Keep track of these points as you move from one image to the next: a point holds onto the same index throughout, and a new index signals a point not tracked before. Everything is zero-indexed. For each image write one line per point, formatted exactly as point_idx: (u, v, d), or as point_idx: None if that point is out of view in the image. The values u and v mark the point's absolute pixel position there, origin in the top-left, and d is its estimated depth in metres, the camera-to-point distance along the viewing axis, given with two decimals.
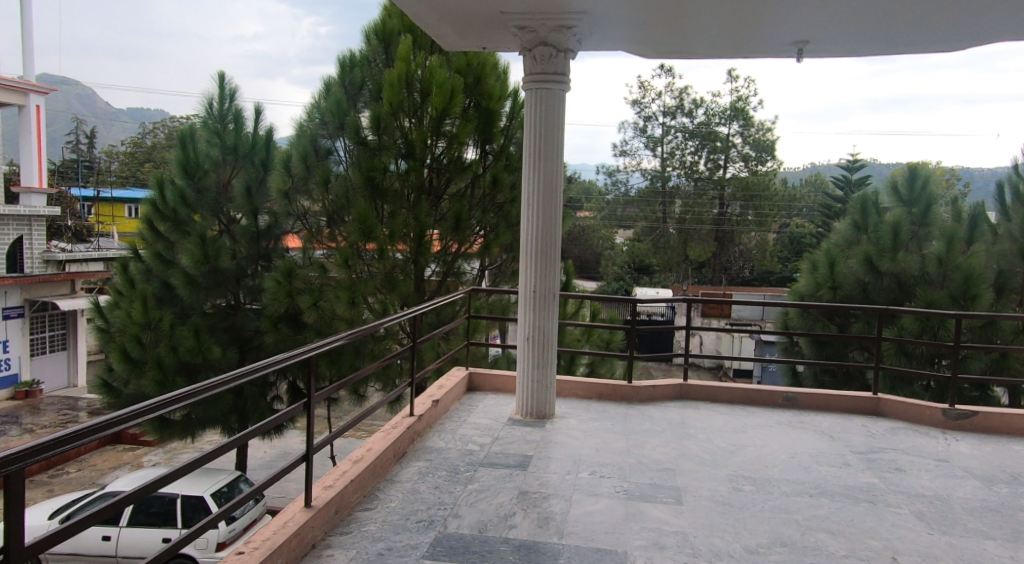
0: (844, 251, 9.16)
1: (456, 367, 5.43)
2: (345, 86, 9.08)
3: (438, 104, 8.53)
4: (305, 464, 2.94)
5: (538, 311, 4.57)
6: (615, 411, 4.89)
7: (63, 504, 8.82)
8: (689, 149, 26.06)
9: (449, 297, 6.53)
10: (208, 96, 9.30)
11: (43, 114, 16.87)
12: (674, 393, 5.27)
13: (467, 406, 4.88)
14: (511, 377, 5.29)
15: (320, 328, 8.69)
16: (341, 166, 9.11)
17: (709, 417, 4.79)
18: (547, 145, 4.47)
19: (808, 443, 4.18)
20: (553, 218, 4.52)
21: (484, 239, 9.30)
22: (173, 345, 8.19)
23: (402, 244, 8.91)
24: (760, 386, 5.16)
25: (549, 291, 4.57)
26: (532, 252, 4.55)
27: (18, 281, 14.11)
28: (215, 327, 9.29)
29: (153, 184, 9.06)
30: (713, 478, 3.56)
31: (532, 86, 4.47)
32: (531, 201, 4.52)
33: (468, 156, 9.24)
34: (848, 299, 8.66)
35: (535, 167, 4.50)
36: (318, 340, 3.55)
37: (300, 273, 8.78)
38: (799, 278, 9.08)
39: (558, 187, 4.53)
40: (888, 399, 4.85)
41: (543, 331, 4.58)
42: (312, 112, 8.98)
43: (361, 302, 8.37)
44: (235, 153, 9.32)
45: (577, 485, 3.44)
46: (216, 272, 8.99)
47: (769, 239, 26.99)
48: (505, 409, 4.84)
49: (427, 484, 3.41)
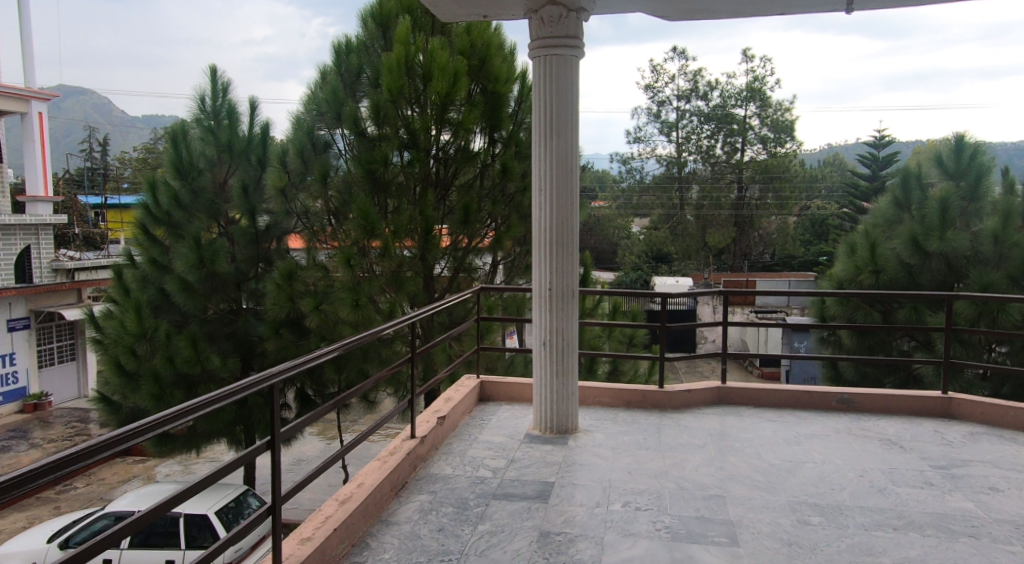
0: (885, 232, 8.48)
1: (466, 376, 4.88)
2: (341, 74, 8.53)
3: (441, 89, 7.95)
4: (271, 519, 2.40)
5: (555, 311, 4.00)
6: (646, 421, 4.33)
7: (64, 526, 8.41)
8: (705, 133, 25.52)
9: (469, 294, 5.95)
10: (200, 91, 8.87)
11: (45, 120, 16.54)
12: (712, 399, 4.69)
13: (479, 421, 4.32)
14: (527, 385, 4.75)
15: (326, 334, 8.18)
16: (341, 160, 8.58)
17: (754, 426, 4.21)
18: (558, 122, 3.89)
19: (876, 457, 3.59)
20: (568, 203, 3.94)
21: (495, 233, 8.80)
22: (169, 355, 7.69)
23: (409, 240, 8.38)
24: (809, 387, 4.57)
25: (567, 287, 3.99)
26: (545, 244, 3.98)
27: (22, 291, 13.77)
28: (217, 334, 8.82)
29: (144, 185, 8.59)
30: (772, 507, 2.98)
31: (539, 53, 3.88)
32: (544, 186, 3.95)
33: (475, 144, 8.67)
34: (891, 284, 7.99)
35: (545, 146, 3.92)
36: (318, 348, 3.10)
37: (302, 275, 8.27)
38: (837, 263, 8.43)
39: (575, 169, 3.94)
40: (961, 399, 4.26)
41: (561, 333, 4.01)
42: (308, 102, 8.42)
43: (368, 303, 7.85)
44: (230, 151, 8.87)
45: (609, 521, 2.88)
46: (214, 277, 8.48)
47: (790, 223, 26.29)
48: (522, 423, 4.28)
49: (430, 526, 2.86)
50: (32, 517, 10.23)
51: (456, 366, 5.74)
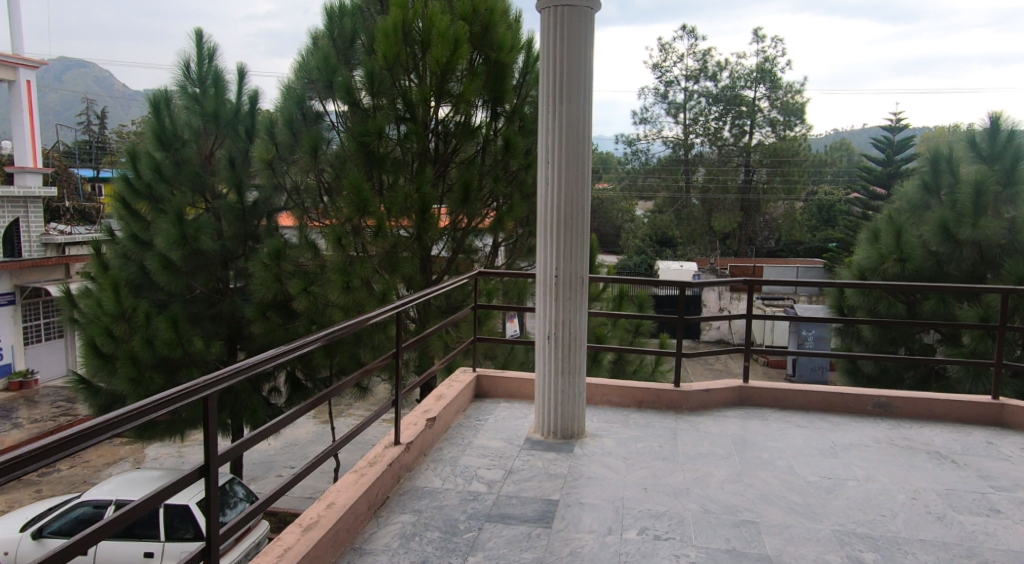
0: (912, 218, 8.10)
1: (462, 369, 4.45)
2: (334, 40, 7.96)
3: (440, 56, 7.41)
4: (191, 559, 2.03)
5: (561, 301, 3.53)
6: (661, 424, 3.88)
7: (40, 514, 8.02)
8: (713, 115, 25.04)
9: (470, 276, 5.45)
10: (184, 58, 8.34)
11: (35, 89, 15.96)
12: (733, 399, 4.25)
13: (474, 422, 3.87)
14: (528, 380, 4.31)
15: (316, 318, 7.72)
16: (333, 132, 8.02)
17: (783, 433, 3.76)
18: (569, 84, 3.39)
19: (928, 475, 3.13)
20: (579, 177, 3.45)
21: (497, 213, 8.33)
22: (148, 337, 7.20)
23: (405, 219, 7.90)
24: (842, 388, 4.14)
25: (576, 274, 3.51)
26: (550, 224, 3.49)
27: (6, 266, 13.31)
28: (201, 315, 8.36)
29: (125, 156, 8.09)
30: (816, 539, 2.53)
31: (549, 4, 3.39)
32: (551, 158, 3.46)
33: (477, 119, 8.18)
34: (917, 274, 7.55)
35: (554, 112, 3.43)
36: (285, 343, 2.64)
37: (290, 254, 7.79)
38: (858, 251, 7.99)
39: (588, 139, 3.45)
40: (1016, 406, 3.82)
41: (569, 325, 3.54)
42: (299, 69, 7.87)
43: (360, 286, 7.37)
44: (216, 121, 8.37)
45: (623, 554, 2.43)
46: (197, 255, 7.99)
47: (797, 208, 25.78)
48: (523, 425, 3.83)
49: (411, 558, 2.41)
50: (12, 501, 9.84)
51: (456, 355, 5.26)
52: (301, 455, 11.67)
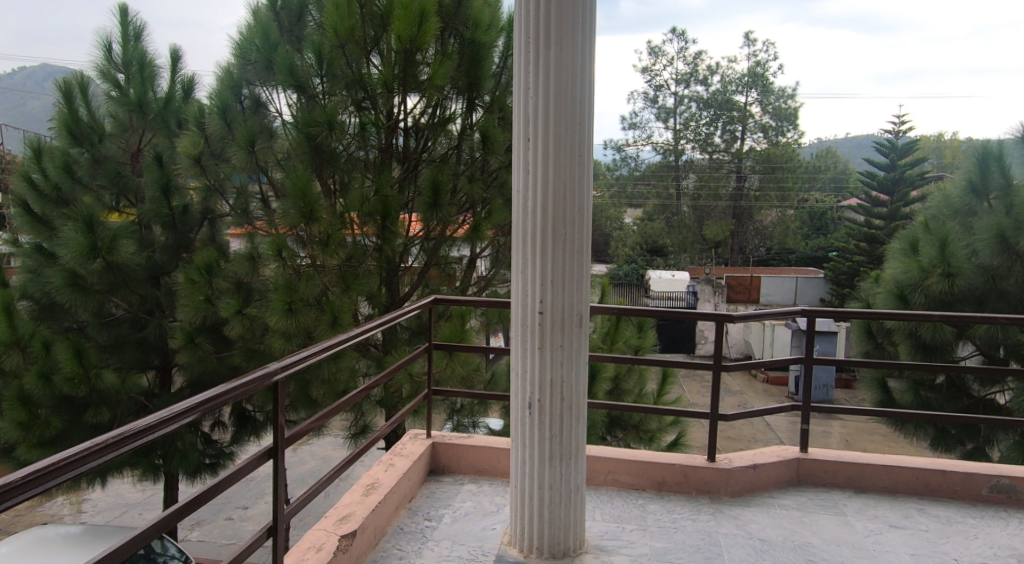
0: (955, 224, 7.06)
1: (411, 435, 3.25)
2: (277, 14, 6.73)
3: (403, 32, 6.19)
4: None
5: (549, 350, 2.31)
6: (694, 525, 2.69)
7: None
8: (704, 120, 24.13)
9: (435, 297, 4.10)
10: (104, 37, 6.99)
11: None
12: (787, 478, 3.06)
13: (421, 526, 2.66)
14: (500, 451, 3.11)
15: (257, 347, 6.48)
16: (278, 123, 6.75)
17: (876, 539, 2.58)
18: (559, 15, 2.17)
19: None
20: (574, 160, 2.24)
21: (473, 219, 7.02)
22: (45, 371, 5.92)
23: (366, 227, 6.71)
24: (942, 464, 2.97)
25: (571, 311, 2.30)
26: (531, 234, 2.28)
27: None
28: (125, 339, 7.13)
29: (27, 152, 6.81)
30: None
31: None
32: (533, 133, 2.24)
33: (451, 110, 7.03)
34: (966, 290, 6.55)
35: (535, 60, 2.21)
36: (67, 455, 1.56)
37: (226, 268, 6.53)
38: (894, 263, 6.92)
39: (587, 107, 2.25)
40: None
41: (563, 388, 2.34)
42: (235, 49, 6.60)
43: (306, 308, 6.11)
44: (141, 111, 7.09)
45: None
46: (115, 270, 6.71)
47: (790, 215, 24.81)
48: (492, 531, 2.62)
49: None
50: None
51: (421, 398, 3.98)
52: (255, 494, 10.34)
